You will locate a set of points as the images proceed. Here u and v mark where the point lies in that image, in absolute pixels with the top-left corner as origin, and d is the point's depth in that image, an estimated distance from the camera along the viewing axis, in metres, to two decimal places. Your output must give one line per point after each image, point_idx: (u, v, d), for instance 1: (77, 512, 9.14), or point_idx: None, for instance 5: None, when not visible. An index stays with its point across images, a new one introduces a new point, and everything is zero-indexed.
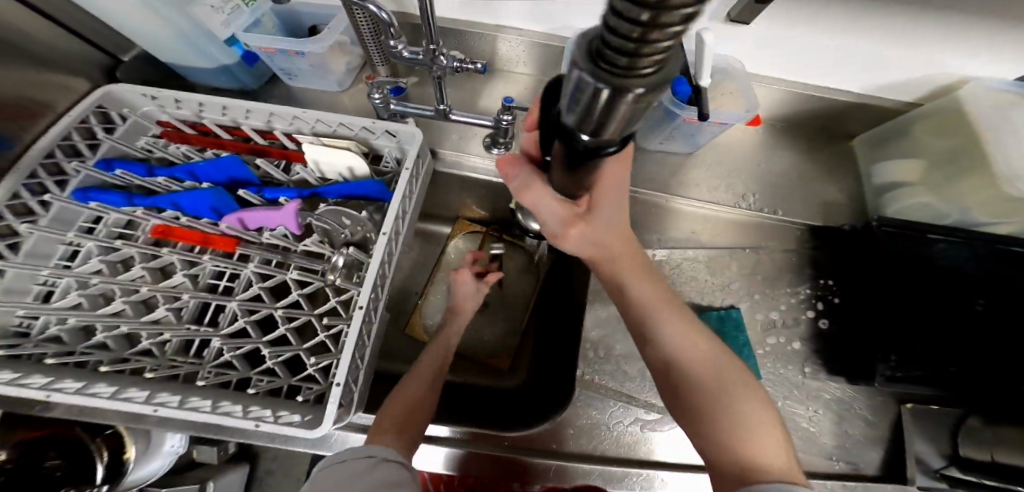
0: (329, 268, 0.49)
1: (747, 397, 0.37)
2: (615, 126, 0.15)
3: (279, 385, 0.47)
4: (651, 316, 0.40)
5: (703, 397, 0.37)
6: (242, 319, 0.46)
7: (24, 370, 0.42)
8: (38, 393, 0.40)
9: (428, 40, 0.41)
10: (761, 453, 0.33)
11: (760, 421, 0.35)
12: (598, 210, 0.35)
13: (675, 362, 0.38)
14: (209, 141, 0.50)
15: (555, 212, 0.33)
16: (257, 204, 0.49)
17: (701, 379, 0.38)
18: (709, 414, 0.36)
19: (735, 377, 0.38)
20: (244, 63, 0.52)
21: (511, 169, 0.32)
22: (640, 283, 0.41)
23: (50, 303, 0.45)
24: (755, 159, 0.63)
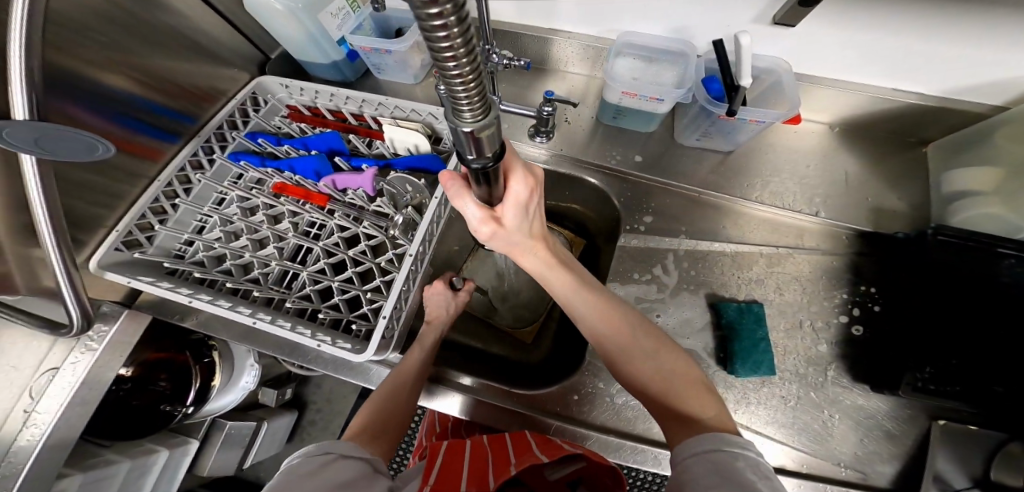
0: (391, 225, 0.58)
1: (661, 355, 0.43)
2: (485, 141, 0.21)
3: (338, 318, 0.56)
4: (578, 303, 0.44)
5: (631, 359, 0.43)
6: (324, 259, 0.56)
7: (176, 282, 0.55)
8: (183, 297, 0.52)
9: (484, 41, 0.50)
10: (688, 407, 0.40)
11: (673, 374, 0.42)
12: (514, 222, 0.37)
13: (604, 339, 0.44)
14: (318, 121, 0.65)
15: (478, 220, 0.36)
16: (345, 170, 0.61)
17: (626, 348, 0.43)
18: (639, 373, 0.43)
19: (651, 341, 0.44)
20: (348, 59, 0.68)
21: (448, 184, 0.35)
22: (561, 277, 0.44)
23: (201, 235, 0.59)
24: (802, 160, 0.61)
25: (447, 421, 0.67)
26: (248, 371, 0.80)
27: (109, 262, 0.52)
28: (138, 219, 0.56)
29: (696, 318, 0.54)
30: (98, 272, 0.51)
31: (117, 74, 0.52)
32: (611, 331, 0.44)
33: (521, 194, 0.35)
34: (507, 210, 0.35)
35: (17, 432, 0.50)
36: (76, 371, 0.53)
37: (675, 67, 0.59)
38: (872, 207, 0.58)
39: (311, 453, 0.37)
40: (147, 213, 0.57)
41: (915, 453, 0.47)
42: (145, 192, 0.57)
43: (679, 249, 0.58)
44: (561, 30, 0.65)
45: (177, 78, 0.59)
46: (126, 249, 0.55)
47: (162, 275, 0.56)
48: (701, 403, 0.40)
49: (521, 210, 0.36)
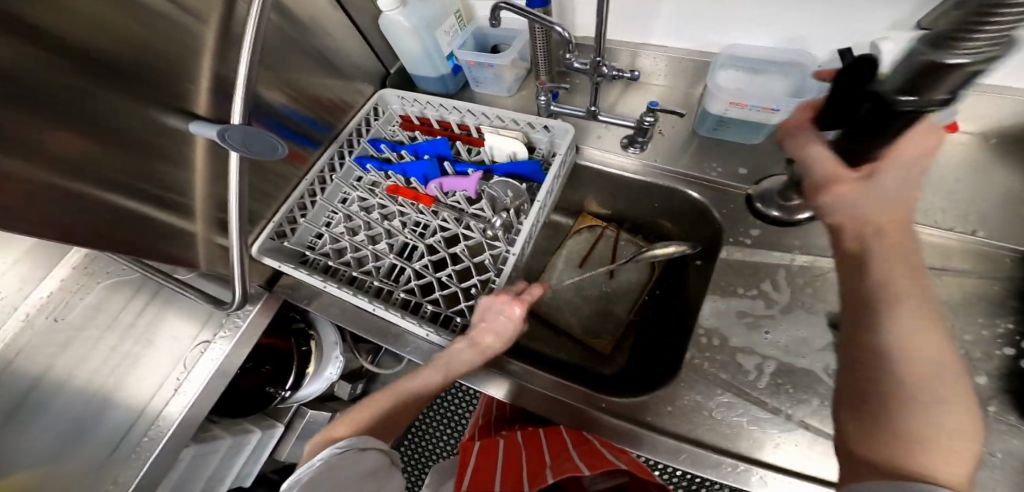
0: (488, 226, 0.61)
1: (948, 406, 0.29)
2: (956, 76, 0.24)
3: (439, 312, 0.58)
4: (900, 301, 0.30)
5: (911, 393, 0.30)
6: (429, 256, 0.60)
7: (308, 268, 0.62)
8: (319, 282, 0.58)
9: (595, 55, 0.52)
10: (926, 466, 0.29)
11: (940, 425, 0.29)
12: (882, 178, 0.32)
13: (887, 362, 0.31)
14: (425, 129, 0.71)
15: (825, 170, 0.34)
16: (450, 174, 0.65)
17: (909, 377, 0.30)
18: (905, 404, 0.30)
19: (948, 387, 0.30)
20: (453, 73, 0.76)
21: (800, 131, 0.37)
22: (905, 281, 0.31)
23: (329, 227, 0.66)
24: (941, 172, 0.55)
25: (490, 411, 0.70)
26: (333, 363, 0.85)
27: (266, 249, 0.61)
28: (287, 214, 0.64)
29: (814, 338, 0.50)
30: (257, 256, 0.60)
31: (278, 90, 0.61)
32: (913, 354, 0.30)
33: (909, 153, 0.32)
34: (888, 170, 0.32)
35: (166, 400, 0.58)
36: (223, 348, 0.61)
37: (788, 77, 0.57)
38: None
39: (348, 447, 0.42)
40: (293, 209, 0.65)
41: None
42: (294, 192, 0.65)
43: (794, 264, 0.54)
44: (656, 43, 0.67)
45: (320, 92, 0.69)
46: (277, 238, 0.63)
47: (297, 263, 0.63)
48: (944, 457, 0.29)
49: (902, 175, 0.32)
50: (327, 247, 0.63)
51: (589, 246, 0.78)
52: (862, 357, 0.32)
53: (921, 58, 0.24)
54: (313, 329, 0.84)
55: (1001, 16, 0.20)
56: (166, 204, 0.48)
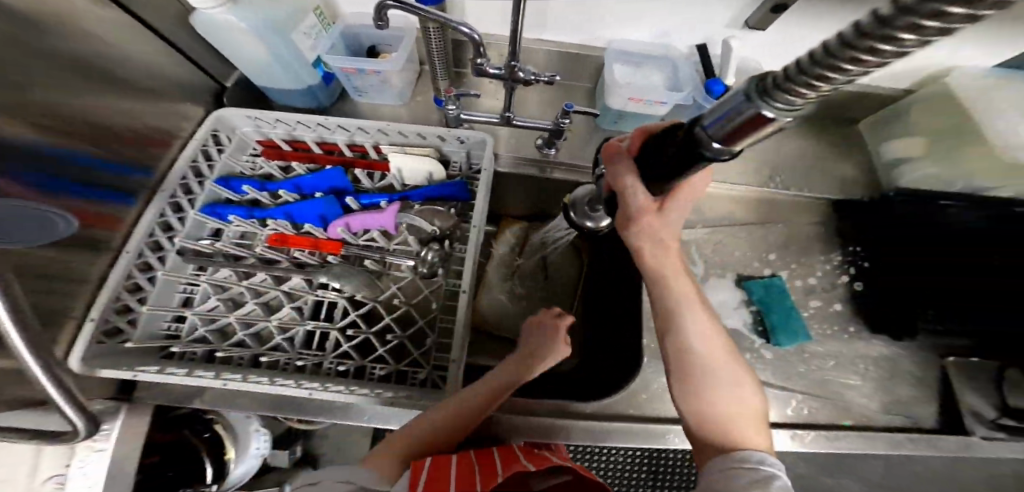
0: (420, 262, 0.53)
1: (741, 388, 0.40)
2: (752, 138, 0.22)
3: (390, 371, 0.47)
4: (679, 306, 0.42)
5: (699, 379, 0.40)
6: (354, 312, 0.48)
7: (184, 366, 0.43)
8: (215, 381, 0.42)
9: (511, 59, 0.49)
10: (733, 428, 0.38)
11: (735, 409, 0.39)
12: (671, 212, 0.38)
13: (692, 355, 0.41)
14: (303, 156, 0.56)
15: (641, 208, 0.37)
16: (356, 209, 0.54)
17: (705, 363, 0.41)
18: (712, 393, 0.40)
19: (732, 369, 0.41)
20: (325, 83, 0.62)
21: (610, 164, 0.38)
22: (682, 281, 0.42)
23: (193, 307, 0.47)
24: (775, 142, 0.70)
25: None
26: (258, 437, 0.58)
27: (93, 359, 0.40)
28: (114, 303, 0.43)
29: (730, 299, 0.59)
30: (88, 373, 0.40)
31: (43, 131, 0.38)
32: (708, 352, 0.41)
33: (698, 186, 0.37)
34: (675, 199, 0.37)
35: None
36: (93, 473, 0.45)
37: (665, 70, 0.64)
38: (838, 179, 0.67)
39: None
40: (121, 293, 0.44)
41: (943, 389, 0.55)
42: (113, 270, 0.44)
43: (701, 237, 0.63)
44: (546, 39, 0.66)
45: (115, 120, 0.46)
46: (108, 340, 0.42)
47: (163, 360, 0.44)
48: (750, 431, 0.38)
49: (686, 200, 0.38)
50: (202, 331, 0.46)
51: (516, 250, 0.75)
52: (676, 335, 0.42)
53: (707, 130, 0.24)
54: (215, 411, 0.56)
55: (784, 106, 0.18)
56: None
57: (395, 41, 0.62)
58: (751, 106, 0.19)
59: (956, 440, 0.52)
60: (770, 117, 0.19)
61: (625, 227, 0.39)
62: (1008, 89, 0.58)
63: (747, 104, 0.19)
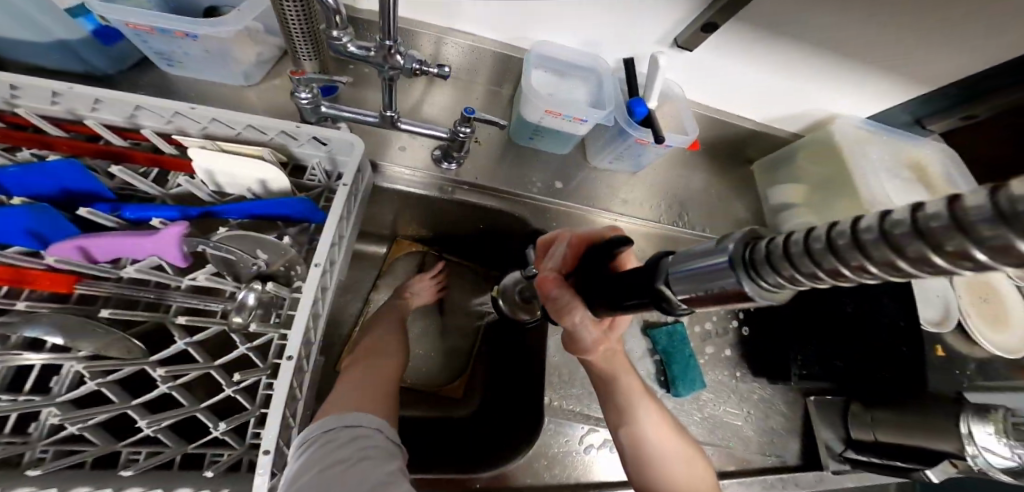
0: (233, 309, 0.37)
1: (691, 461, 0.43)
2: (711, 305, 0.22)
3: (158, 459, 0.37)
4: (630, 394, 0.43)
5: (656, 463, 0.41)
6: (94, 382, 0.34)
7: None
8: None
9: (387, 37, 0.37)
10: None
11: (690, 484, 0.41)
12: (622, 323, 0.39)
13: (645, 442, 0.42)
14: (24, 138, 0.35)
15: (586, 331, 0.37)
16: (113, 227, 0.36)
17: (657, 445, 0.42)
18: (669, 475, 0.41)
19: (681, 445, 0.43)
20: (98, 41, 0.40)
21: (551, 290, 0.36)
22: (631, 376, 0.43)
23: None
24: (685, 176, 0.69)
25: None
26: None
27: None
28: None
29: (635, 348, 0.55)
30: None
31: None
32: (658, 435, 0.42)
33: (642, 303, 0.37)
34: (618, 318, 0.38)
35: None
36: None
37: (588, 83, 0.54)
38: (731, 219, 0.69)
39: None
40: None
41: (807, 424, 0.59)
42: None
43: None
44: (461, 31, 0.53)
45: None
46: None
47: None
48: None
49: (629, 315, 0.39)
50: None
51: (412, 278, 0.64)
52: (626, 423, 0.42)
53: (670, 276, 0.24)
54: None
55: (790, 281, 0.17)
56: None
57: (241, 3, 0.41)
58: (737, 277, 0.19)
59: (813, 474, 0.56)
60: (748, 292, 0.19)
61: (571, 347, 0.41)
62: (872, 148, 0.62)
63: (729, 270, 0.19)
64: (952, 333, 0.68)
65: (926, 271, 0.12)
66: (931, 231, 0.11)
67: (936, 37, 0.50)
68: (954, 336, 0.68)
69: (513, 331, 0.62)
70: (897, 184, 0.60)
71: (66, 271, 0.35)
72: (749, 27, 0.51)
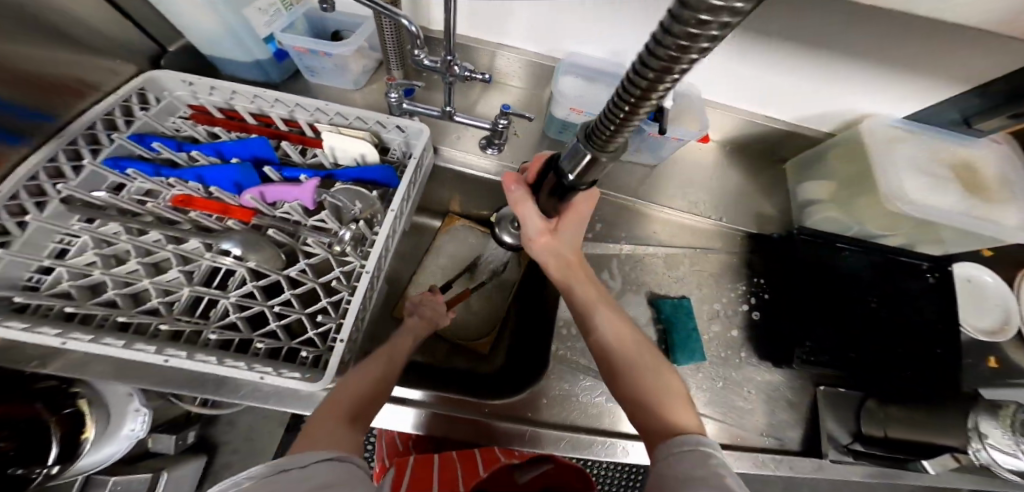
0: (336, 241, 0.53)
1: (660, 371, 0.47)
2: (594, 165, 0.35)
3: (278, 347, 0.50)
4: (597, 309, 0.51)
5: (625, 370, 0.47)
6: (251, 282, 0.50)
7: (32, 321, 0.43)
8: (54, 339, 0.42)
9: (447, 52, 0.51)
10: (667, 409, 0.42)
11: (659, 387, 0.45)
12: (564, 231, 0.53)
13: (609, 348, 0.49)
14: (235, 125, 0.56)
15: (534, 227, 0.52)
16: (276, 181, 0.56)
17: (625, 355, 0.48)
18: (637, 380, 0.46)
19: (649, 357, 0.48)
20: (276, 60, 0.60)
21: (512, 187, 0.52)
22: (585, 286, 0.52)
23: (66, 258, 0.47)
24: (710, 172, 0.74)
25: (406, 439, 0.63)
26: (134, 417, 0.61)
27: None
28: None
29: (640, 315, 0.63)
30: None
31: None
32: (622, 343, 0.49)
33: (584, 208, 0.52)
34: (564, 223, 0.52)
35: None
36: None
37: (612, 87, 0.65)
38: (755, 213, 0.72)
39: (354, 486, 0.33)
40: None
41: (811, 416, 0.59)
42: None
43: (620, 253, 0.67)
44: (510, 45, 0.67)
45: (24, 65, 0.45)
46: None
47: (3, 314, 0.43)
48: (680, 411, 0.42)
49: (576, 221, 0.53)
50: (67, 285, 0.46)
51: (457, 248, 0.76)
52: (596, 339, 0.50)
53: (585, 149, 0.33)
54: (80, 383, 0.58)
55: (618, 129, 0.28)
56: None
57: (354, 28, 0.59)
58: (590, 141, 0.32)
59: (812, 461, 0.55)
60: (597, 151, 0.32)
61: (529, 244, 0.55)
62: (899, 147, 0.62)
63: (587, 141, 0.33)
64: (1012, 345, 0.63)
65: (690, 56, 0.20)
66: (671, 33, 0.19)
67: (955, 40, 0.51)
68: (1015, 349, 0.63)
69: (536, 298, 0.72)
70: (927, 182, 0.60)
71: (249, 207, 0.54)
72: (759, 32, 0.57)
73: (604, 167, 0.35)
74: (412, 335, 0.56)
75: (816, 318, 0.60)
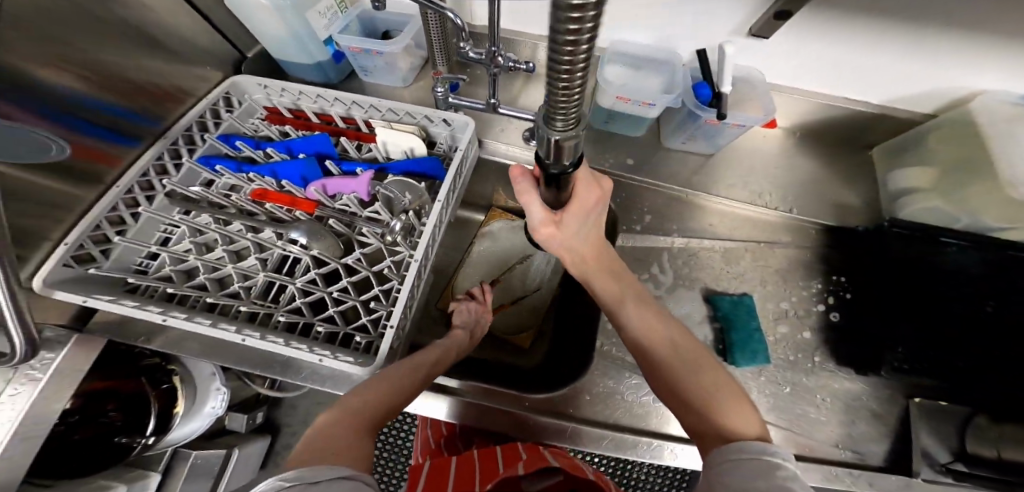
0: (388, 231, 0.56)
1: (708, 370, 0.42)
2: (566, 153, 0.30)
3: (335, 332, 0.52)
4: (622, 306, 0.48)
5: (670, 372, 0.43)
6: (315, 269, 0.53)
7: (140, 299, 0.50)
8: (155, 315, 0.47)
9: (491, 44, 0.52)
10: (724, 414, 0.38)
11: (709, 388, 0.40)
12: (571, 224, 0.46)
13: (646, 347, 0.45)
14: (301, 124, 0.62)
15: (539, 221, 0.45)
16: (336, 175, 0.60)
17: (665, 356, 0.44)
18: (682, 383, 0.41)
19: (691, 355, 0.43)
20: (335, 61, 0.65)
21: (519, 180, 0.44)
22: (605, 282, 0.50)
23: (169, 245, 0.54)
24: (777, 160, 0.68)
25: (439, 436, 0.62)
26: (215, 395, 0.67)
27: (58, 279, 0.46)
28: (91, 231, 0.50)
29: (694, 311, 0.58)
30: (45, 291, 0.44)
31: (74, 76, 0.47)
32: (657, 340, 0.45)
33: (587, 199, 0.45)
34: (568, 214, 0.45)
35: None
36: (16, 405, 0.44)
37: (660, 74, 0.62)
38: (833, 203, 0.65)
39: None
40: (101, 223, 0.51)
41: (902, 431, 0.51)
42: (103, 200, 0.51)
43: (672, 247, 0.63)
44: (551, 37, 0.67)
45: (133, 74, 0.53)
46: (77, 264, 0.49)
47: (120, 293, 0.50)
48: (738, 418, 0.37)
49: (581, 214, 0.46)
50: (168, 268, 0.52)
51: (501, 242, 0.76)
52: (632, 341, 0.47)
53: (545, 135, 0.28)
54: (176, 361, 0.63)
55: (560, 114, 0.24)
56: None
57: (401, 26, 0.63)
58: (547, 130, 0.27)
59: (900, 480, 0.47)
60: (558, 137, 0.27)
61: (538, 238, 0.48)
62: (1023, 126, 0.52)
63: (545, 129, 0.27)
64: None
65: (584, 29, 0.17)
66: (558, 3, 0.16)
67: None
68: None
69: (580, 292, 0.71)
70: None
71: (313, 200, 0.58)
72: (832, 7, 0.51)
73: (576, 149, 0.30)
74: (455, 347, 0.55)
75: (899, 313, 0.53)
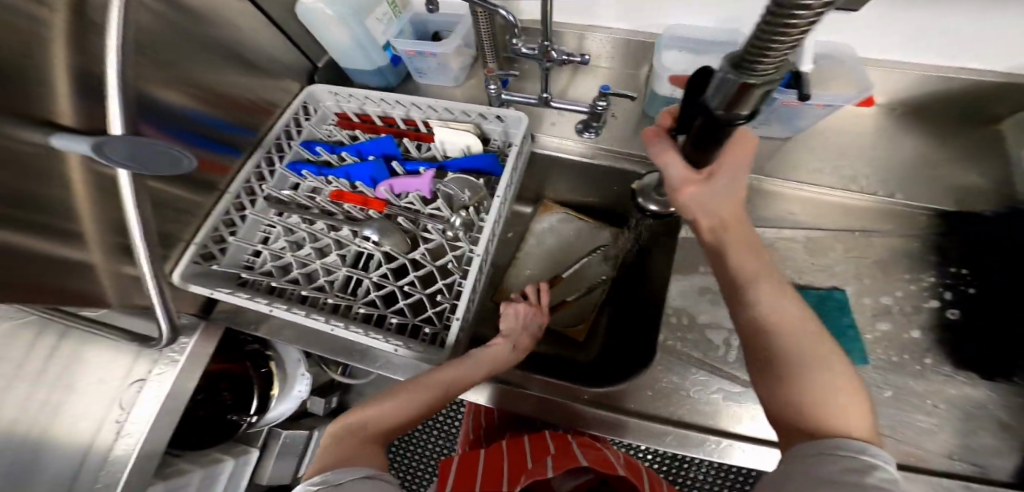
0: (448, 226, 0.58)
1: (833, 371, 0.32)
2: (750, 101, 0.22)
3: (406, 323, 0.54)
4: (753, 285, 0.36)
5: (787, 369, 0.33)
6: (387, 265, 0.56)
7: (250, 290, 0.56)
8: (263, 306, 0.53)
9: (544, 38, 0.52)
10: (836, 419, 0.30)
11: (828, 392, 0.31)
12: (723, 178, 0.35)
13: (767, 338, 0.34)
14: (366, 127, 0.67)
15: (679, 173, 0.35)
16: (400, 174, 0.63)
17: (788, 350, 0.33)
18: (795, 380, 0.32)
19: (821, 354, 0.33)
20: (393, 65, 0.69)
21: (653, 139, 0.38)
22: (746, 258, 0.37)
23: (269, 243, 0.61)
24: (870, 140, 0.60)
25: (478, 426, 0.63)
26: (301, 380, 0.70)
27: (190, 275, 0.54)
28: (212, 232, 0.58)
29: None
30: (184, 284, 0.53)
31: (188, 95, 0.54)
32: (782, 332, 0.34)
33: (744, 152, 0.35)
34: (722, 169, 0.35)
35: (113, 440, 0.51)
36: (162, 382, 0.53)
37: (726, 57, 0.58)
38: (949, 187, 0.56)
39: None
40: (219, 226, 0.59)
41: None
42: (219, 205, 0.59)
43: None
44: (601, 27, 0.65)
45: (231, 89, 0.61)
46: (202, 261, 0.57)
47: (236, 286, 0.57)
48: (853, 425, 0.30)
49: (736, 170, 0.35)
50: (268, 264, 0.58)
51: (555, 235, 0.77)
52: (752, 327, 0.36)
53: (726, 80, 0.21)
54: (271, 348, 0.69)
55: (769, 56, 0.17)
56: (42, 231, 0.41)
57: (448, 26, 0.66)
58: (735, 77, 0.20)
59: None
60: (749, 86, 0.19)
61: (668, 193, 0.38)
62: None
63: (730, 75, 0.20)
64: None
65: None
66: None
67: None
68: None
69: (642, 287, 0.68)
70: None
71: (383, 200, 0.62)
72: None
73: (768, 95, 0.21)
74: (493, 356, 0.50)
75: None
